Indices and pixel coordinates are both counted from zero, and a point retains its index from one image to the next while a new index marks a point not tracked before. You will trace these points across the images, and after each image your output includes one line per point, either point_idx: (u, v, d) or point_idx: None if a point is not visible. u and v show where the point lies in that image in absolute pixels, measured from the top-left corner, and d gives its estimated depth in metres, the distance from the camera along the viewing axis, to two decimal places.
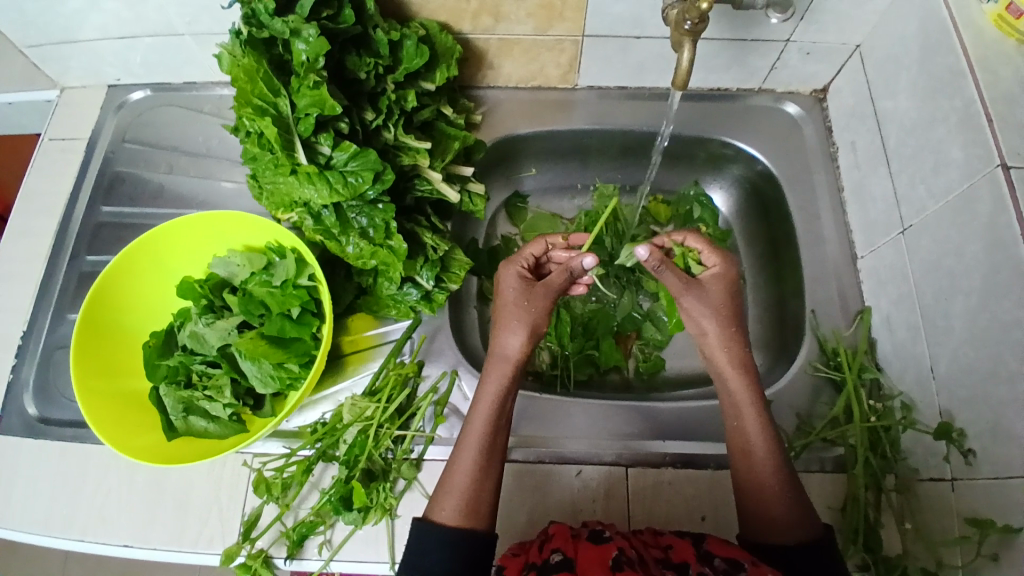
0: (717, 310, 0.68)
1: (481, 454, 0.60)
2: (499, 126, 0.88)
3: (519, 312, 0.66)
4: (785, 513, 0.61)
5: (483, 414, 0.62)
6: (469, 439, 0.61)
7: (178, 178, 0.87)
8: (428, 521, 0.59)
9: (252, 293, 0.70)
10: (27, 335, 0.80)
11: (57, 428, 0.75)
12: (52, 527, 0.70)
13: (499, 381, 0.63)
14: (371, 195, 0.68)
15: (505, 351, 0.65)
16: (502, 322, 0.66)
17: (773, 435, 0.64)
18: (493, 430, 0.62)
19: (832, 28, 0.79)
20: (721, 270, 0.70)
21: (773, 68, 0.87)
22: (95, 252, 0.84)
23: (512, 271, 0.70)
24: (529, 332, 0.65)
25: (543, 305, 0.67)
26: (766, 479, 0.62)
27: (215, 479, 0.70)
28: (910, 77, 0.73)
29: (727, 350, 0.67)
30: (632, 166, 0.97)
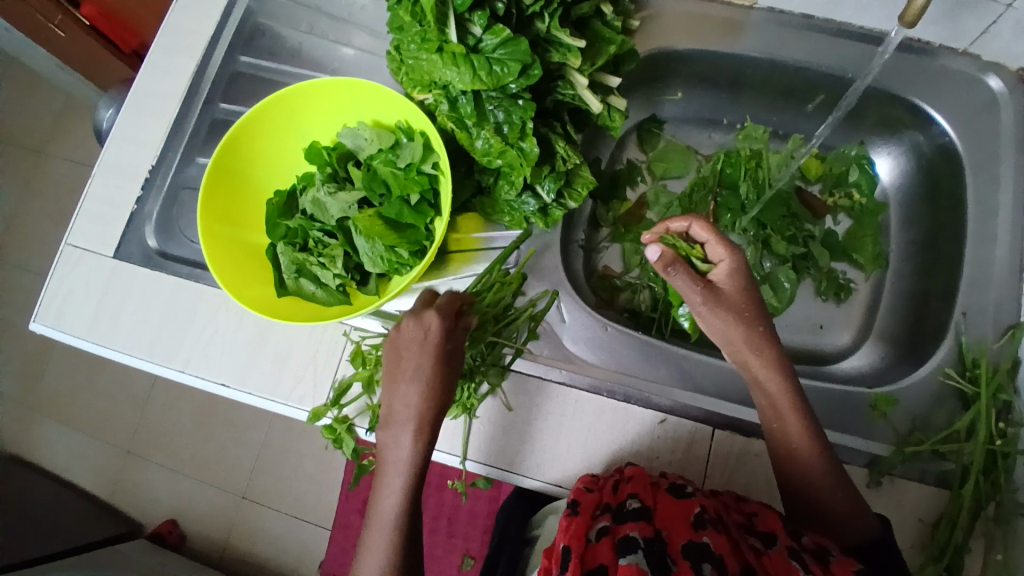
0: (738, 314, 0.61)
1: (407, 482, 0.59)
2: (657, 38, 0.78)
3: (402, 407, 0.60)
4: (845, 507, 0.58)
5: (406, 447, 0.59)
6: (394, 473, 0.59)
7: (315, 40, 0.85)
8: (363, 557, 0.58)
9: (376, 171, 0.69)
10: (156, 169, 0.83)
11: (174, 265, 0.79)
12: (158, 354, 0.76)
13: (422, 411, 0.59)
14: (513, 89, 0.64)
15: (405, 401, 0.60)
16: (386, 421, 0.61)
17: (816, 432, 0.59)
18: (422, 453, 0.59)
19: None
20: (733, 266, 0.62)
21: (983, 33, 0.72)
22: (230, 101, 0.85)
23: (392, 343, 0.62)
24: (421, 437, 0.59)
25: (415, 402, 0.59)
26: (818, 479, 0.58)
27: (315, 341, 0.73)
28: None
29: (757, 351, 0.61)
30: (790, 110, 0.86)
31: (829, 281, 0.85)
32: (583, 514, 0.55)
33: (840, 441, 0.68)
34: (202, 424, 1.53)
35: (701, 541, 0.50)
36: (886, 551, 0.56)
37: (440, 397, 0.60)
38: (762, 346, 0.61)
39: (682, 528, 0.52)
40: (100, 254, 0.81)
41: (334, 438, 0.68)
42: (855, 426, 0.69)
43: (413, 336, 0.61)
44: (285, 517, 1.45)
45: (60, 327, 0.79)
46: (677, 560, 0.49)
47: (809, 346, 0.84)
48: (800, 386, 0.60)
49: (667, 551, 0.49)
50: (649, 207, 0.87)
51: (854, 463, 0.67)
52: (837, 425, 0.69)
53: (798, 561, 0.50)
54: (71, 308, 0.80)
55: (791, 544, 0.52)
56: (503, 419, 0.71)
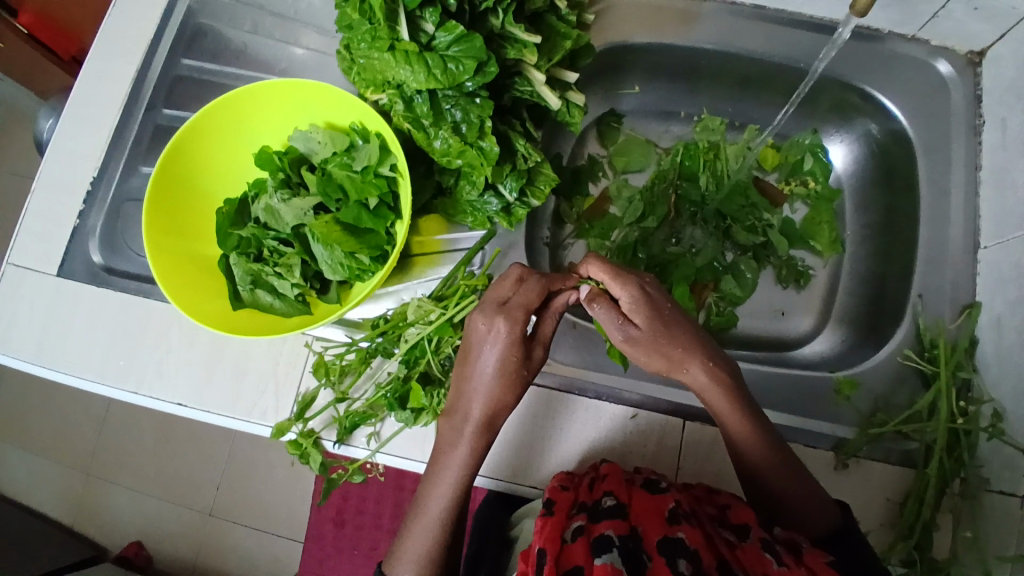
0: (658, 342, 0.59)
1: (462, 478, 0.60)
2: (613, 31, 0.78)
3: (471, 389, 0.60)
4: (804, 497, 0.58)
5: (465, 446, 0.60)
6: (446, 469, 0.60)
7: (262, 40, 0.82)
8: (398, 556, 0.59)
9: (332, 175, 0.67)
10: (97, 181, 0.78)
11: (121, 281, 0.75)
12: (109, 376, 0.72)
13: (488, 413, 0.60)
14: (470, 87, 0.62)
15: (473, 406, 0.60)
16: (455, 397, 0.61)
17: (768, 437, 0.59)
18: (478, 453, 0.61)
19: None
20: (638, 299, 0.59)
21: (934, 15, 0.74)
22: (174, 107, 0.81)
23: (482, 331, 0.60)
24: (485, 418, 0.60)
25: (486, 389, 0.60)
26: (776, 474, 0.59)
27: (275, 354, 0.70)
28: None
29: (692, 376, 0.60)
30: (747, 101, 0.87)
31: (788, 268, 0.87)
32: (559, 513, 0.55)
33: (807, 425, 0.69)
34: (165, 443, 1.47)
35: (675, 536, 0.50)
36: (851, 538, 0.57)
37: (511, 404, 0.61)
38: (693, 365, 0.60)
39: (656, 524, 0.51)
40: (41, 273, 0.76)
41: (299, 454, 0.65)
42: (821, 411, 0.70)
43: (484, 342, 0.60)
44: (255, 532, 1.41)
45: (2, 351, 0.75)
46: (652, 556, 0.48)
47: (774, 332, 0.85)
48: (741, 391, 0.60)
49: (642, 547, 0.49)
50: (613, 201, 0.87)
51: (822, 448, 0.69)
52: (804, 411, 0.70)
53: (772, 552, 0.50)
54: (12, 330, 0.75)
55: (764, 535, 0.52)
56: None
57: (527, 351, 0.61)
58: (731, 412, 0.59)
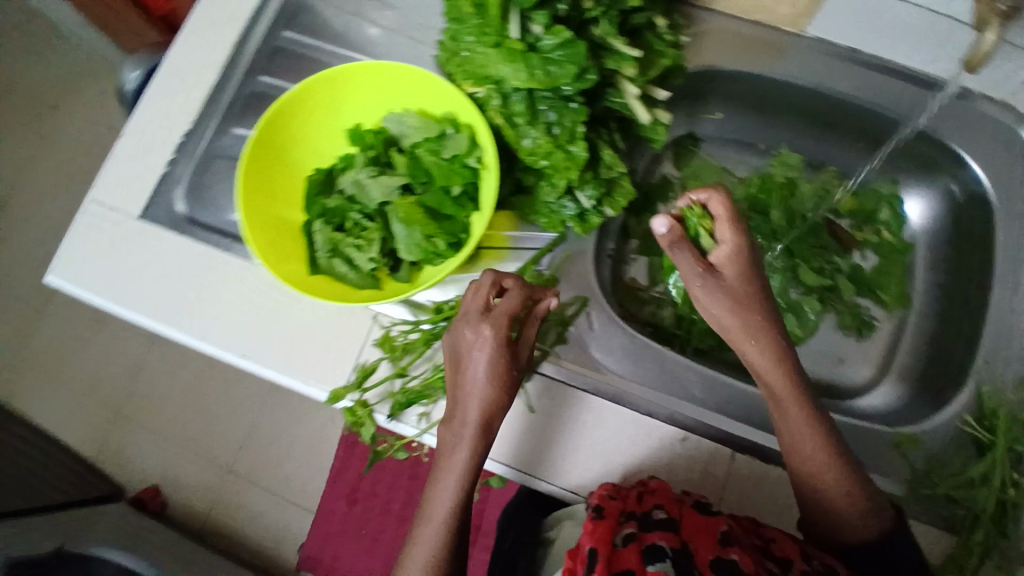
0: (735, 301, 0.61)
1: (465, 479, 0.60)
2: (705, 54, 0.79)
3: (470, 397, 0.60)
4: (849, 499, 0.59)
5: (462, 448, 0.60)
6: (446, 474, 0.60)
7: (361, 23, 0.85)
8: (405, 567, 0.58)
9: (420, 159, 0.70)
10: (190, 136, 0.82)
11: (201, 232, 0.78)
12: (178, 321, 0.75)
13: (484, 416, 0.60)
14: (567, 92, 0.64)
15: (470, 409, 0.60)
16: (456, 405, 0.61)
17: (824, 429, 0.59)
18: (476, 457, 0.60)
19: None
20: (733, 249, 0.62)
21: None
22: (271, 75, 0.84)
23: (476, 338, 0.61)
24: (486, 422, 0.60)
25: (485, 397, 0.60)
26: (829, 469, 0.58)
27: (338, 323, 0.72)
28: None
29: (756, 347, 0.61)
30: (828, 140, 0.87)
31: (853, 316, 0.87)
32: (610, 518, 0.55)
33: None
34: (194, 398, 1.50)
35: (729, 558, 0.51)
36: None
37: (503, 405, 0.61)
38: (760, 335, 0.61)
39: (708, 542, 0.53)
40: (126, 214, 0.79)
41: (353, 423, 0.68)
42: (869, 461, 0.70)
43: (473, 348, 0.61)
44: (271, 496, 1.43)
45: (77, 284, 0.78)
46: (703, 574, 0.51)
47: (823, 375, 0.85)
48: (804, 377, 0.60)
49: (694, 565, 0.51)
50: None
51: None
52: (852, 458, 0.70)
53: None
54: (90, 265, 0.78)
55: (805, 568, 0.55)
56: (524, 421, 0.70)
57: (513, 355, 0.62)
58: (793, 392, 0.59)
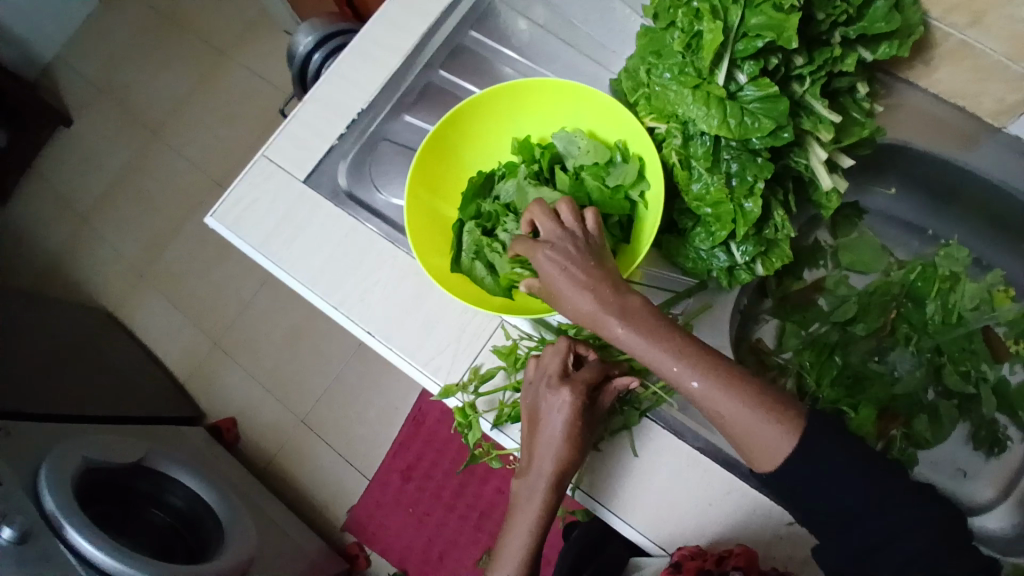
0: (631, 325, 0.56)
1: (537, 523, 0.64)
2: (895, 127, 0.75)
3: (542, 452, 0.63)
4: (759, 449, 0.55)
5: (536, 497, 0.63)
6: (522, 516, 0.64)
7: (544, 36, 0.86)
8: None
9: (583, 182, 0.69)
10: (365, 113, 0.86)
11: (354, 206, 0.82)
12: (319, 285, 0.79)
13: (558, 472, 0.62)
14: (755, 145, 0.61)
15: (543, 464, 0.63)
16: (530, 454, 0.65)
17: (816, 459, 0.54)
18: (547, 506, 0.63)
19: None
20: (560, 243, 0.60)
21: None
22: (448, 70, 0.87)
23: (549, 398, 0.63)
24: (557, 478, 0.63)
25: (556, 455, 0.62)
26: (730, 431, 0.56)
27: (464, 322, 0.74)
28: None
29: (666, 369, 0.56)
30: (1006, 243, 0.80)
31: (987, 430, 0.79)
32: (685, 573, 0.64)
33: None
34: (287, 345, 1.58)
35: None
36: None
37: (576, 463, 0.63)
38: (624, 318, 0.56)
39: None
40: (292, 175, 0.84)
41: (462, 423, 0.69)
42: None
43: (552, 409, 0.63)
44: (336, 454, 1.49)
45: (236, 230, 0.83)
46: None
47: (948, 490, 0.78)
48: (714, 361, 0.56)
49: None
50: (823, 293, 0.82)
51: None
52: None
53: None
54: (251, 215, 0.83)
55: None
56: (628, 464, 0.69)
57: (589, 418, 0.64)
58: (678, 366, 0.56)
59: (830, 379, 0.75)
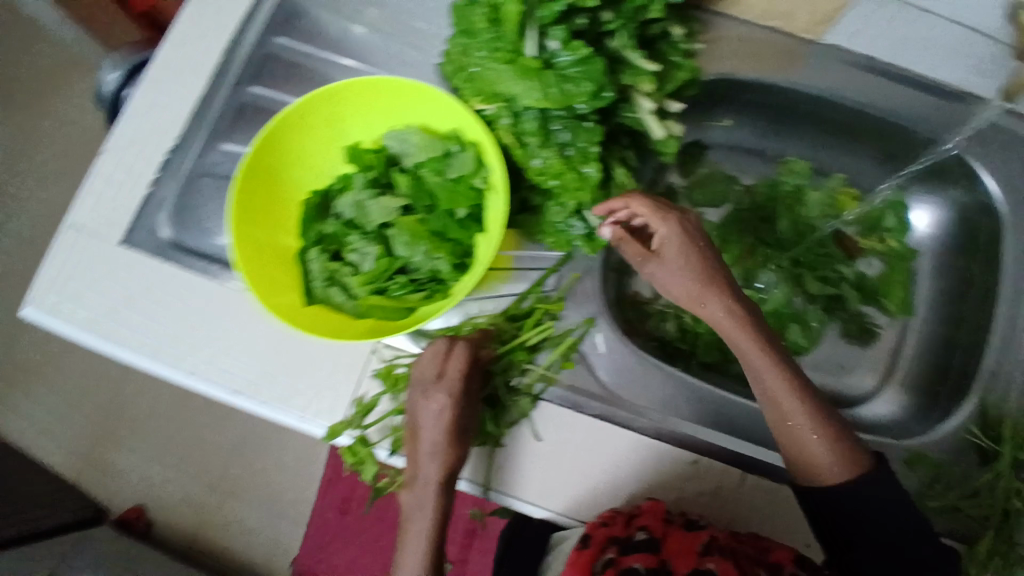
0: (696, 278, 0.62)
1: (431, 532, 0.60)
2: (720, 62, 0.74)
3: (427, 461, 0.60)
4: (815, 454, 0.59)
5: (428, 506, 0.60)
6: (416, 532, 0.61)
7: (355, 27, 0.79)
8: None
9: (423, 180, 0.66)
10: (175, 152, 0.76)
11: (186, 257, 0.74)
12: (164, 356, 0.71)
13: (446, 475, 0.60)
14: (581, 110, 0.60)
15: (429, 470, 0.60)
16: (412, 466, 0.61)
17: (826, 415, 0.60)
18: (440, 511, 0.61)
19: None
20: (665, 233, 0.62)
21: None
22: (261, 85, 0.78)
23: (424, 404, 0.60)
24: (449, 479, 0.60)
25: (444, 459, 0.60)
26: (777, 425, 0.61)
27: (336, 355, 0.69)
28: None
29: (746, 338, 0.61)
30: (839, 151, 0.83)
31: (855, 324, 0.86)
32: (595, 545, 0.65)
33: None
34: (179, 406, 1.44)
35: (706, 568, 0.60)
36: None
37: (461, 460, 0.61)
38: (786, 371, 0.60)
39: (686, 559, 0.62)
40: (104, 240, 0.74)
41: (354, 461, 0.65)
42: None
43: (427, 415, 0.60)
44: (260, 510, 1.39)
45: (51, 315, 0.72)
46: None
47: (833, 388, 0.83)
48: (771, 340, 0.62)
49: None
50: None
51: None
52: None
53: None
54: (63, 294, 0.72)
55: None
56: (532, 450, 0.68)
57: (467, 413, 0.61)
58: (793, 396, 0.59)
59: None
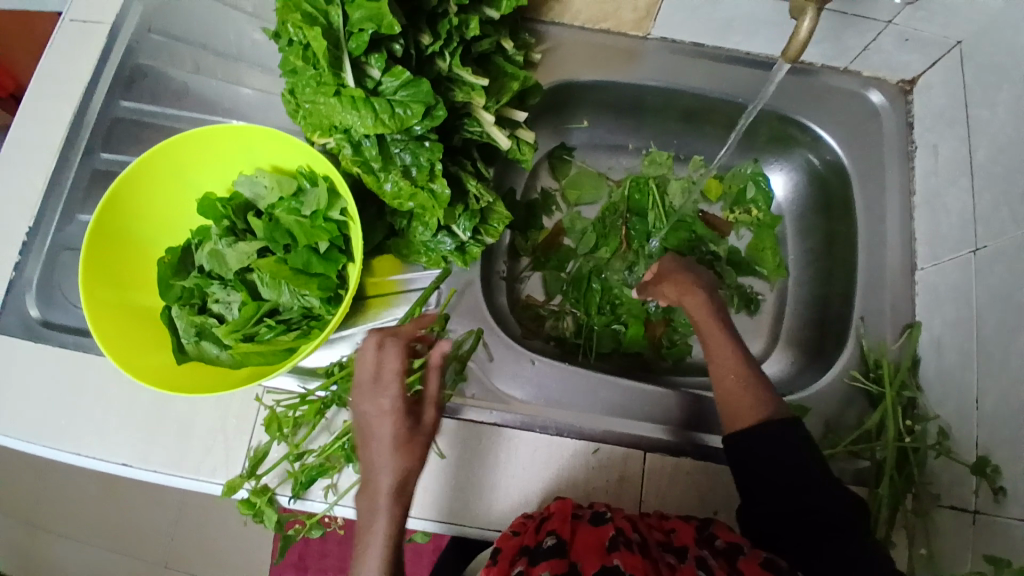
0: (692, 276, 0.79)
1: (387, 544, 0.56)
2: (560, 68, 0.80)
3: (380, 467, 0.58)
4: (742, 401, 0.66)
5: (383, 513, 0.57)
6: (369, 549, 0.56)
7: (204, 81, 0.80)
8: None
9: (279, 220, 0.65)
10: (33, 234, 0.75)
11: (58, 334, 0.72)
12: (49, 435, 0.69)
13: (398, 482, 0.57)
14: (418, 131, 0.62)
15: (382, 478, 0.57)
16: (366, 475, 0.58)
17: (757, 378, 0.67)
18: (397, 519, 0.57)
19: (942, 18, 0.71)
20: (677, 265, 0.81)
21: (867, 48, 0.78)
22: (112, 150, 0.79)
23: (371, 408, 0.59)
24: (406, 485, 0.58)
25: (394, 462, 0.57)
26: (716, 376, 0.69)
27: (222, 407, 0.68)
28: (1014, 90, 0.66)
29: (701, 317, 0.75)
30: (691, 134, 0.90)
31: (739, 295, 0.88)
32: (504, 561, 0.57)
33: None
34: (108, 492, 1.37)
35: (612, 564, 0.54)
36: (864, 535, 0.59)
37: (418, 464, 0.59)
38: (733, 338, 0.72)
39: (594, 558, 0.55)
40: None
41: (252, 513, 0.63)
42: None
43: (376, 419, 0.59)
44: None
45: None
46: None
47: None
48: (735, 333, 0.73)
49: None
50: (567, 234, 0.89)
51: None
52: None
53: (704, 568, 0.57)
54: None
55: (701, 553, 0.59)
56: (438, 471, 0.68)
57: (414, 417, 0.60)
58: (732, 357, 0.70)
59: (597, 306, 0.85)
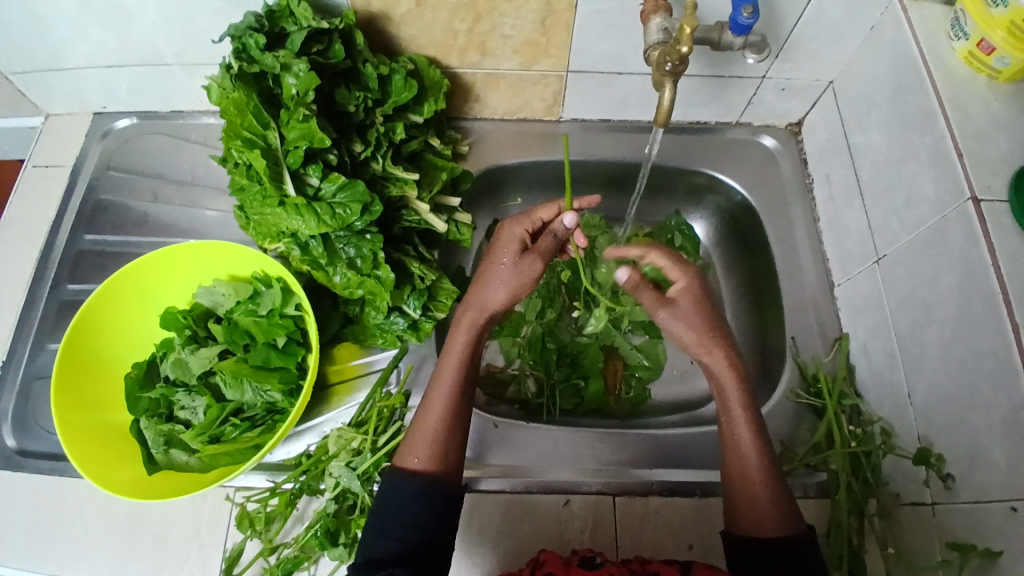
0: (692, 327, 0.69)
1: (452, 406, 0.64)
2: (486, 156, 0.90)
3: (489, 292, 0.69)
4: (760, 510, 0.62)
5: (449, 377, 0.66)
6: (447, 364, 0.67)
7: (161, 206, 0.87)
8: (402, 456, 0.63)
9: (238, 323, 0.70)
10: (6, 365, 0.79)
11: (35, 461, 0.74)
12: (31, 561, 0.69)
13: (480, 303, 0.69)
14: (358, 226, 0.68)
15: (488, 297, 0.69)
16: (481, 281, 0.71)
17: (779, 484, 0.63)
18: (461, 385, 0.65)
19: (805, 66, 0.81)
20: (686, 285, 0.71)
21: (750, 102, 0.89)
22: (78, 280, 0.84)
23: (515, 230, 0.73)
24: (514, 293, 0.69)
25: (502, 292, 0.69)
26: (734, 478, 0.64)
27: (196, 514, 0.69)
28: (881, 114, 0.74)
29: (728, 364, 0.67)
30: (616, 197, 0.99)
31: None
32: None
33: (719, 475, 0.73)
34: None
35: None
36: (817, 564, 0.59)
37: (479, 345, 0.69)
38: (759, 434, 0.65)
39: None
40: None
41: None
42: None
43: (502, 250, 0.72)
44: None
45: None
46: None
47: (685, 393, 0.91)
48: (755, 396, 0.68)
49: None
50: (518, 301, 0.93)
51: None
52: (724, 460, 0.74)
53: None
54: None
55: None
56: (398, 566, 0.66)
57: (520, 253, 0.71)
58: (760, 471, 0.63)
59: (555, 364, 0.88)
